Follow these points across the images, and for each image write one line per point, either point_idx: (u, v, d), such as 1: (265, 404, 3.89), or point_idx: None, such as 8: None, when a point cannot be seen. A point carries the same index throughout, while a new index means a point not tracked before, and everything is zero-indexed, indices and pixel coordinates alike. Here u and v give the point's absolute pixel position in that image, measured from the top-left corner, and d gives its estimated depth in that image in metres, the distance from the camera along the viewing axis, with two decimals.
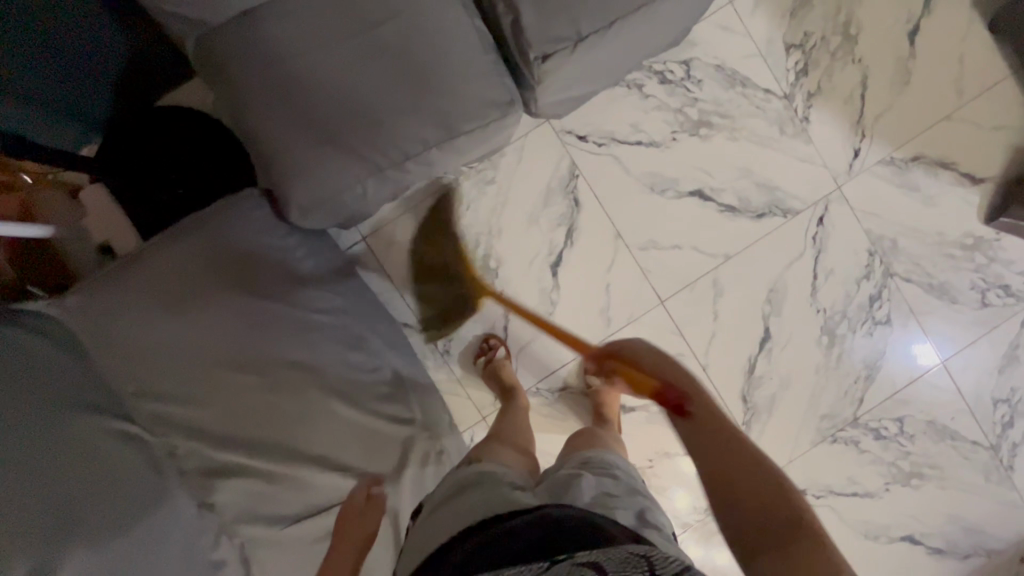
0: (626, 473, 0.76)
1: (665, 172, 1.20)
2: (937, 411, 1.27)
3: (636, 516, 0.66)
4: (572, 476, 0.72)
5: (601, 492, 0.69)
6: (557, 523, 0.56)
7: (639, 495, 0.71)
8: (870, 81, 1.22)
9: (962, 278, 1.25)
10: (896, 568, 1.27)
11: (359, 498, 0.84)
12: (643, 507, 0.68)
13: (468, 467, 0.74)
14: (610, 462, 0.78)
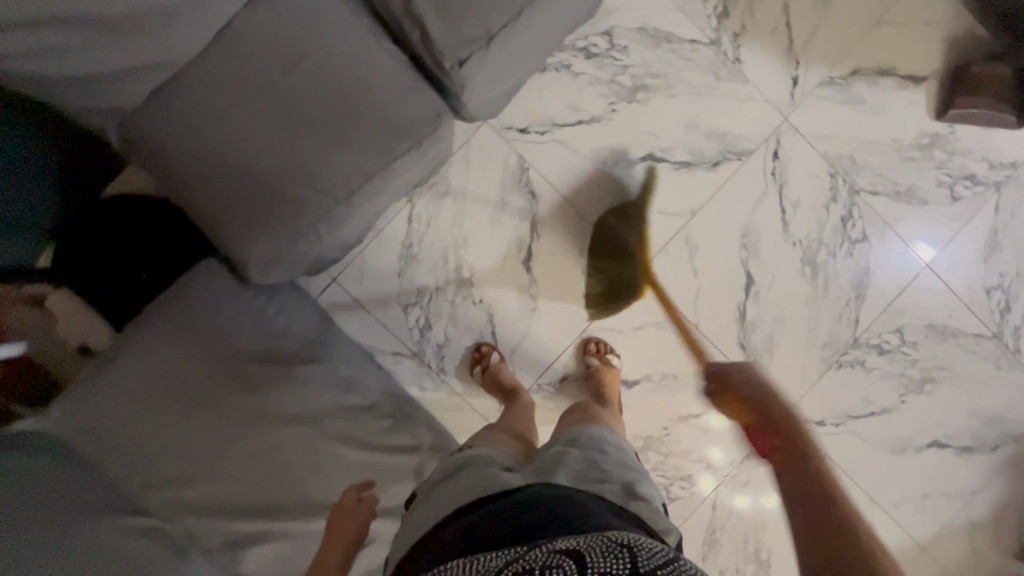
0: (619, 449, 0.77)
1: (613, 144, 1.20)
2: (934, 313, 1.27)
3: (622, 488, 0.67)
4: (560, 452, 0.73)
5: (589, 467, 0.70)
6: (543, 507, 0.57)
7: (629, 470, 0.71)
8: (792, 7, 1.22)
9: (927, 178, 1.25)
10: (929, 475, 1.28)
11: (350, 500, 0.89)
12: (632, 480, 0.69)
13: (462, 453, 0.77)
14: (602, 437, 0.79)
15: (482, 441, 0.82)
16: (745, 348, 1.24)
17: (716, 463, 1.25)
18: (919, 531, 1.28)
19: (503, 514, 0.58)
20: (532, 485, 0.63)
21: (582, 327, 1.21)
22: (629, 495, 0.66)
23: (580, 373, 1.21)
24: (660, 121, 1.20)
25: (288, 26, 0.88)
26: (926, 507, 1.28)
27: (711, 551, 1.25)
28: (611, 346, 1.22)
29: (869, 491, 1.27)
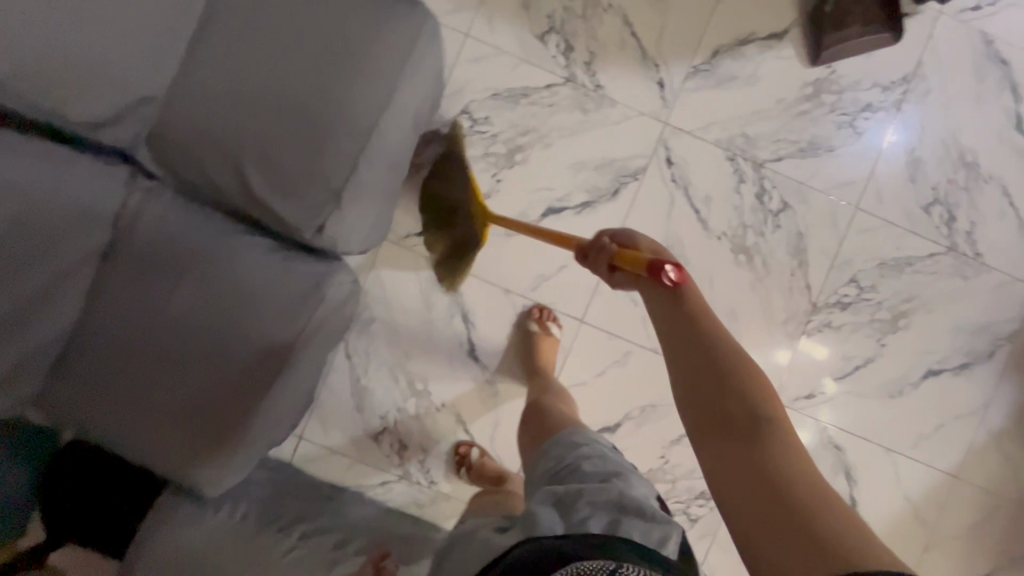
0: (596, 451, 0.83)
1: (510, 212, 1.20)
2: (882, 249, 1.24)
3: (607, 510, 0.72)
4: (539, 499, 0.77)
5: (574, 492, 0.75)
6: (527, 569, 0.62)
7: (611, 478, 0.76)
8: (631, 16, 1.19)
9: (825, 124, 1.22)
10: (936, 405, 1.26)
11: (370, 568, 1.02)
12: (613, 489, 0.74)
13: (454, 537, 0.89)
14: (570, 445, 0.86)
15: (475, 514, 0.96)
16: None
17: None
18: (945, 462, 1.26)
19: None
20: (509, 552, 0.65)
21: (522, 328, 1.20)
22: (617, 517, 0.71)
23: (523, 337, 1.22)
24: (546, 175, 1.20)
25: (150, 258, 0.89)
26: (944, 436, 1.26)
27: None
28: (550, 308, 1.22)
29: (883, 441, 1.25)
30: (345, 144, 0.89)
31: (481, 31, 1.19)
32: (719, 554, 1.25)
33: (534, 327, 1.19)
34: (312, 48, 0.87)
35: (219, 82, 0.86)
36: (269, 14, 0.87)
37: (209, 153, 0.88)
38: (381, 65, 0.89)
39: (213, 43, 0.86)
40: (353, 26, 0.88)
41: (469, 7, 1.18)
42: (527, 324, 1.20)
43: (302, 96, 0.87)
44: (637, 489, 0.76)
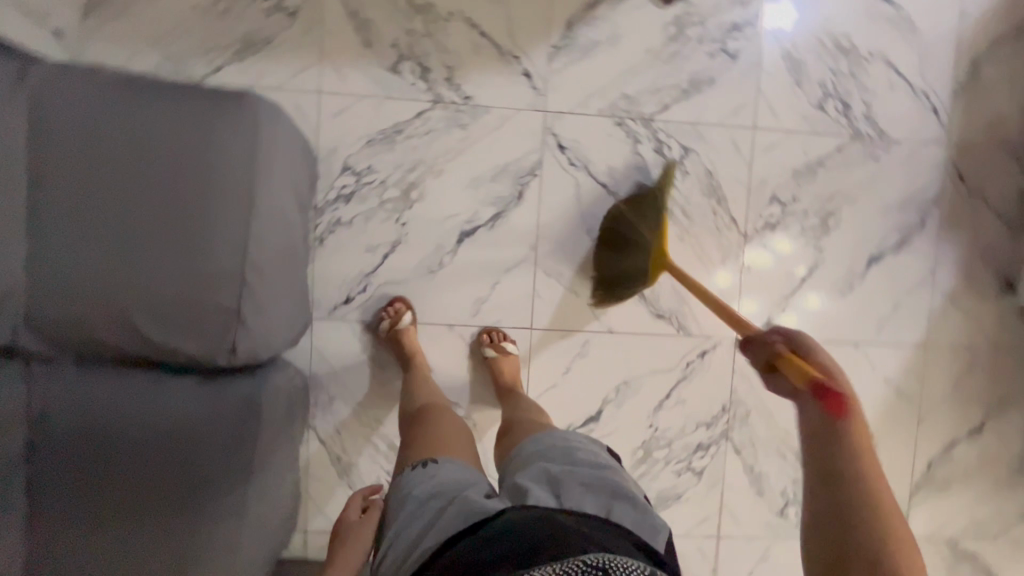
0: (587, 446, 0.81)
1: (426, 251, 1.18)
2: (791, 160, 1.24)
3: (598, 493, 0.71)
4: (525, 476, 0.75)
5: (567, 472, 0.74)
6: (537, 525, 0.63)
7: (605, 470, 0.75)
8: (474, 17, 1.15)
9: (699, 58, 1.20)
10: (886, 288, 1.28)
11: (354, 511, 0.92)
12: (606, 476, 0.74)
13: (426, 483, 0.77)
14: (559, 435, 0.84)
15: (446, 460, 0.82)
16: (661, 314, 1.24)
17: (716, 385, 1.27)
18: (911, 337, 1.30)
19: (478, 546, 0.62)
20: (508, 511, 0.67)
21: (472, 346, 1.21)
22: (609, 501, 0.70)
23: (482, 363, 1.22)
24: (448, 202, 1.18)
25: (81, 435, 0.88)
26: (903, 314, 1.29)
27: (761, 485, 1.29)
28: (497, 327, 1.21)
29: (848, 337, 1.28)
30: (227, 256, 0.87)
31: (332, 83, 1.14)
32: (733, 495, 1.29)
33: (489, 352, 1.18)
34: (162, 175, 0.86)
35: (80, 241, 0.84)
36: (103, 157, 0.85)
37: (95, 318, 0.86)
38: (233, 167, 0.88)
39: (57, 208, 0.84)
40: (193, 140, 0.87)
41: (312, 64, 1.13)
42: (482, 350, 1.19)
43: (169, 225, 0.86)
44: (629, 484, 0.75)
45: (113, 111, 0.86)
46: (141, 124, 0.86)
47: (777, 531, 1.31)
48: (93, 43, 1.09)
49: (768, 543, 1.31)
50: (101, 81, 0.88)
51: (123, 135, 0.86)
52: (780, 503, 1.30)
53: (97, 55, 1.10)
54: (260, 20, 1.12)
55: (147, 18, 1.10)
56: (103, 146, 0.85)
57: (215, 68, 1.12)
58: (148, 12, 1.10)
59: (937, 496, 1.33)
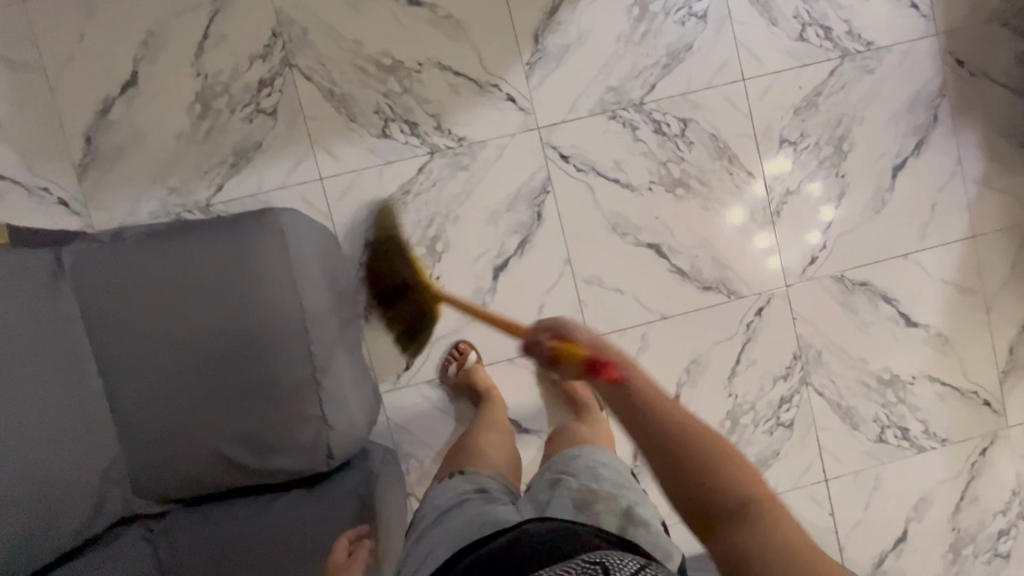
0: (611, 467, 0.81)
1: (467, 295, 1.19)
2: (788, 98, 1.23)
3: (618, 509, 0.72)
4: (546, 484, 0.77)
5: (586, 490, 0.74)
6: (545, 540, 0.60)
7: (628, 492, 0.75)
8: (444, 59, 1.16)
9: (670, 28, 1.19)
10: (916, 191, 1.27)
11: (344, 551, 0.88)
12: (625, 497, 0.74)
13: (449, 495, 0.78)
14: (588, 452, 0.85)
15: (472, 472, 0.83)
16: (707, 286, 1.24)
17: (780, 336, 1.26)
18: (956, 232, 1.29)
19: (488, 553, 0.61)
20: (525, 523, 0.66)
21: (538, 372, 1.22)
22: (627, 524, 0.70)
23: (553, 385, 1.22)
24: (472, 243, 1.19)
25: None
26: (941, 212, 1.28)
27: (851, 418, 1.29)
28: None
29: (894, 251, 1.28)
30: (295, 369, 0.89)
31: (330, 166, 1.15)
32: (828, 435, 1.29)
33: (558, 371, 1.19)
34: (206, 315, 0.87)
35: (156, 401, 0.86)
36: (150, 315, 0.86)
37: (196, 467, 0.89)
38: (273, 283, 0.88)
39: (126, 377, 0.86)
40: (227, 270, 0.88)
41: (306, 154, 1.15)
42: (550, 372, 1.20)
43: (232, 359, 0.87)
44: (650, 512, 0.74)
45: (145, 269, 0.87)
46: (174, 273, 0.87)
47: (880, 457, 1.30)
48: (98, 199, 1.11)
49: (875, 471, 1.31)
50: (126, 243, 0.89)
51: (159, 288, 0.86)
52: (875, 429, 1.30)
53: (105, 209, 1.11)
54: (245, 128, 1.13)
55: (140, 160, 1.12)
56: (147, 305, 0.86)
57: (217, 187, 1.13)
58: (140, 154, 1.11)
59: None
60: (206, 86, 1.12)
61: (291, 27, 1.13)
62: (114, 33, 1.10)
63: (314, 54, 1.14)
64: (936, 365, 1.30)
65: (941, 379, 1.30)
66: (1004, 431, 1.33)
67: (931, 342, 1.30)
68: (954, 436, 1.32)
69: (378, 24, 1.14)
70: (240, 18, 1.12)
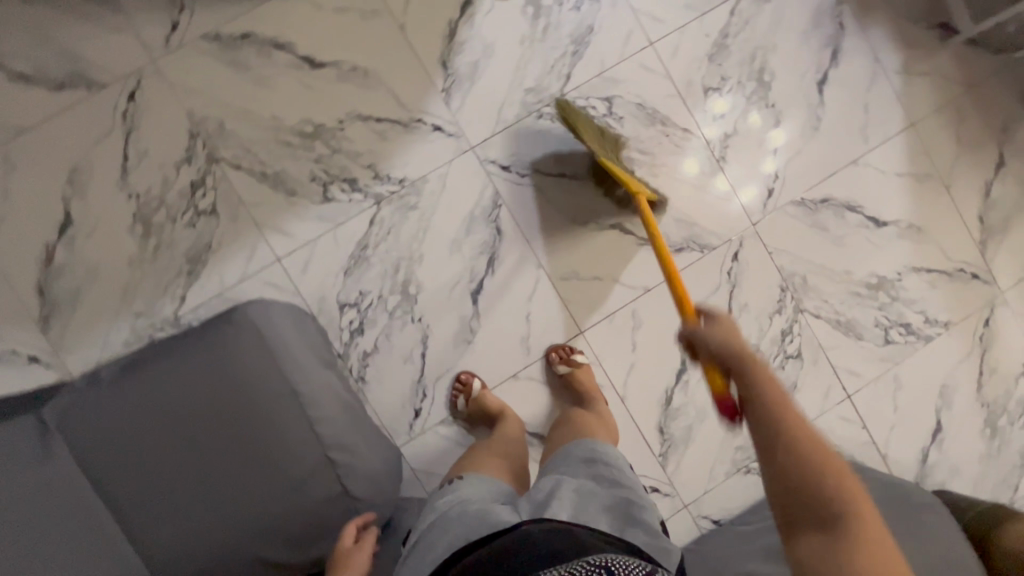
0: (607, 456, 0.82)
1: (454, 326, 1.20)
2: (699, 48, 1.26)
3: (611, 512, 0.72)
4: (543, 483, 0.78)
5: (582, 486, 0.75)
6: (545, 543, 0.61)
7: (626, 490, 0.76)
8: (363, 110, 1.17)
9: (567, 16, 1.22)
10: (845, 98, 1.30)
11: (351, 538, 0.91)
12: (618, 498, 0.74)
13: (448, 498, 0.79)
14: (584, 446, 0.86)
15: (470, 477, 0.84)
16: (679, 247, 1.25)
17: (762, 272, 1.28)
18: (896, 124, 1.31)
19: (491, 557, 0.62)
20: (523, 524, 0.66)
21: (545, 378, 1.22)
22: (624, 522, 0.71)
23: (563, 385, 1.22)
24: (444, 275, 1.19)
25: None
26: (875, 110, 1.31)
27: (854, 330, 1.30)
28: (556, 345, 1.22)
29: (844, 160, 1.30)
30: (306, 449, 0.89)
31: (285, 244, 1.15)
32: (838, 353, 1.30)
33: (562, 366, 1.19)
34: (205, 428, 0.86)
35: (180, 527, 0.85)
36: (149, 445, 0.85)
37: None
38: (259, 373, 0.88)
39: (142, 512, 0.85)
40: (210, 374, 0.88)
41: (258, 240, 1.15)
42: (555, 368, 1.20)
43: (243, 458, 0.87)
44: (649, 514, 0.72)
45: (129, 401, 0.86)
46: (160, 397, 0.86)
47: (892, 358, 1.32)
48: (67, 345, 1.10)
49: (892, 373, 1.32)
50: (103, 382, 0.88)
51: (149, 415, 0.86)
52: (879, 333, 1.31)
53: (77, 353, 1.10)
54: (192, 234, 1.13)
55: (97, 296, 1.11)
56: (143, 434, 0.85)
57: (181, 298, 1.13)
58: (95, 289, 1.11)
59: (1004, 240, 1.35)
60: (141, 205, 1.12)
61: (207, 123, 1.13)
62: (36, 182, 1.09)
63: (237, 142, 1.14)
64: (916, 255, 1.32)
65: (926, 267, 1.32)
66: (1000, 297, 1.35)
67: (905, 235, 1.32)
68: (956, 316, 1.34)
69: (290, 95, 1.15)
70: (155, 129, 1.12)
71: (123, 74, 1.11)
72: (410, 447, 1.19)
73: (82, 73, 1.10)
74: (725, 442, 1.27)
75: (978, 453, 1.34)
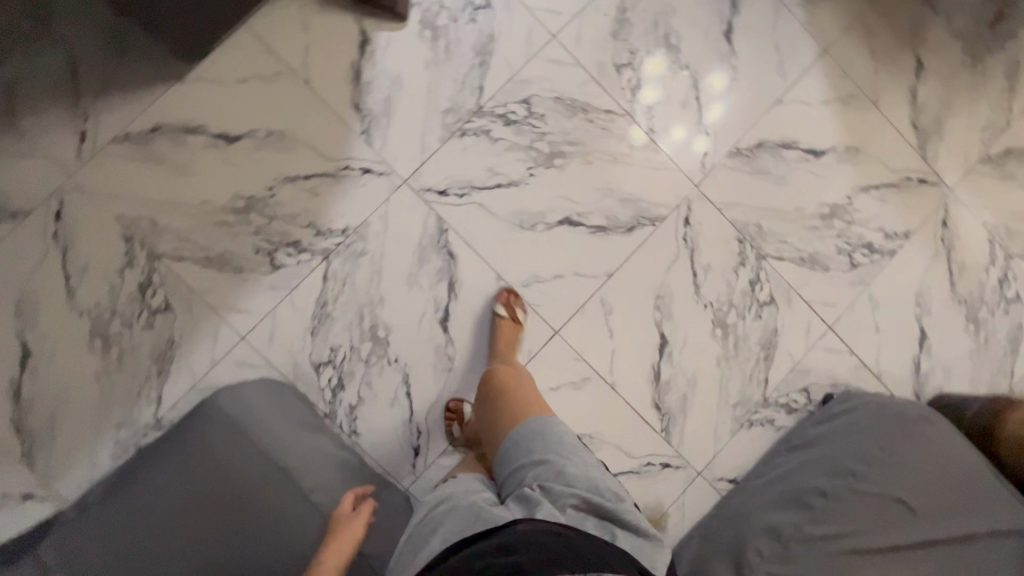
0: (577, 449, 0.85)
1: (431, 357, 1.20)
2: (600, 29, 1.26)
3: (592, 514, 0.76)
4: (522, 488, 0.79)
5: (564, 488, 0.77)
6: (551, 547, 0.66)
7: (604, 485, 0.79)
8: (289, 171, 1.17)
9: (464, 30, 1.22)
10: (754, 42, 1.31)
11: (349, 504, 0.93)
12: (598, 499, 0.77)
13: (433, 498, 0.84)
14: (553, 435, 0.86)
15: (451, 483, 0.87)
16: (630, 225, 1.26)
17: (716, 230, 1.29)
18: (810, 55, 1.33)
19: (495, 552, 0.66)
20: (516, 523, 0.70)
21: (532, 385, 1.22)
22: (609, 521, 0.76)
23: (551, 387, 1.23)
24: (409, 311, 1.20)
25: None
26: (786, 46, 1.32)
27: (819, 263, 1.32)
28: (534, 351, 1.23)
29: (768, 101, 1.31)
30: (303, 510, 0.91)
31: (246, 321, 1.15)
32: (809, 288, 1.31)
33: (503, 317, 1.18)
34: (195, 521, 0.86)
35: None
36: (145, 556, 0.84)
37: None
38: (245, 467, 0.90)
39: None
40: (198, 479, 0.88)
41: (219, 324, 1.15)
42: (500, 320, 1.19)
43: (231, 567, 0.85)
44: (630, 506, 0.78)
45: (117, 520, 0.86)
46: (145, 504, 0.87)
47: (862, 279, 1.33)
48: (55, 474, 1.09)
49: (866, 294, 1.33)
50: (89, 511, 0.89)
51: (140, 526, 0.86)
52: (844, 259, 1.33)
53: (66, 480, 1.10)
54: (152, 334, 1.13)
55: (72, 419, 1.10)
56: (138, 559, 0.84)
57: (157, 399, 1.13)
58: (69, 413, 1.10)
59: (941, 140, 1.37)
60: (95, 319, 1.11)
61: (138, 223, 1.13)
62: None
63: (172, 234, 1.14)
64: (861, 176, 1.34)
65: (873, 184, 1.34)
66: (951, 195, 1.37)
67: (845, 158, 1.33)
68: (913, 224, 1.35)
69: (212, 174, 1.15)
70: (88, 242, 1.12)
71: (44, 196, 1.11)
72: (418, 486, 1.19)
73: (2, 206, 1.10)
74: (721, 402, 1.28)
75: (966, 350, 1.36)
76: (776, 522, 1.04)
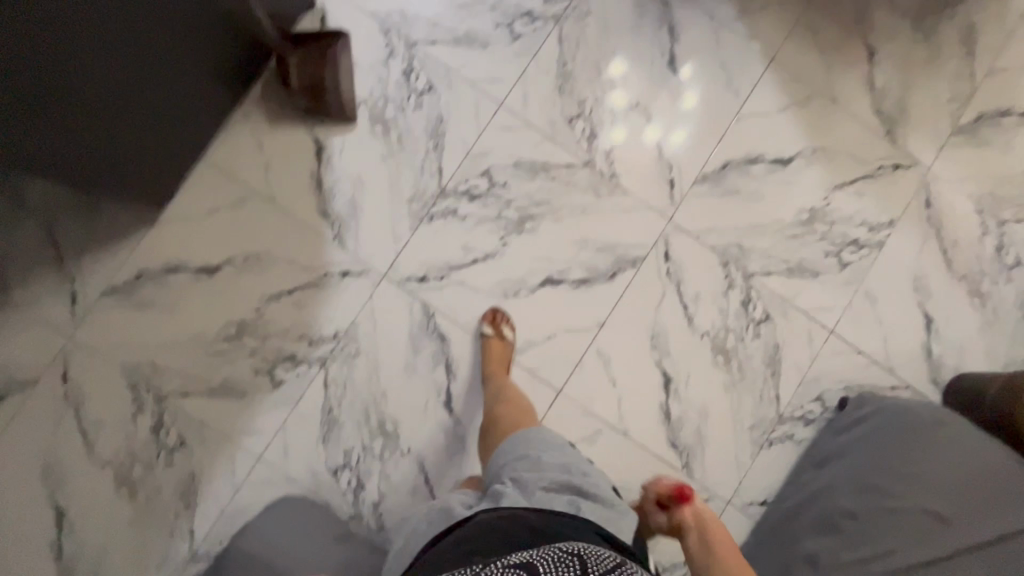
0: (552, 439, 0.86)
1: (442, 441, 1.22)
2: (544, 89, 1.27)
3: (563, 493, 0.77)
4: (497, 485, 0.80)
5: (536, 478, 0.78)
6: (505, 531, 0.66)
7: (574, 464, 0.80)
8: (272, 289, 1.20)
9: (413, 118, 1.24)
10: (699, 68, 1.31)
11: None
12: (567, 481, 0.78)
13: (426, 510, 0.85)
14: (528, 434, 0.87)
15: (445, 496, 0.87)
16: (611, 273, 1.27)
17: (698, 260, 1.29)
18: (757, 68, 1.32)
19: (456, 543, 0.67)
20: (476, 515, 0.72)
21: None
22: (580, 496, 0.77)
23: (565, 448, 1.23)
24: (412, 400, 1.22)
25: None
26: (732, 64, 1.31)
27: (807, 270, 1.31)
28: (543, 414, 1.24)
29: (725, 123, 1.31)
30: None
31: (260, 441, 1.19)
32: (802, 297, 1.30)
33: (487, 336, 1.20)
34: None
35: None
36: None
37: None
38: None
39: None
40: None
41: (234, 449, 1.18)
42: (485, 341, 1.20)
43: None
44: (596, 479, 0.80)
45: None
46: None
47: (855, 277, 1.32)
48: None
49: (862, 291, 1.32)
50: None
51: None
52: (832, 261, 1.31)
53: None
54: (173, 472, 1.16)
55: (114, 568, 1.14)
56: None
57: (191, 533, 1.16)
58: (110, 563, 1.14)
59: (908, 122, 1.35)
60: (118, 468, 1.15)
61: (141, 368, 1.17)
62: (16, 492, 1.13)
63: (174, 372, 1.17)
64: (833, 175, 1.32)
65: (847, 181, 1.32)
66: (929, 174, 1.34)
67: (813, 161, 1.32)
68: (897, 211, 1.33)
69: (201, 308, 1.18)
70: (98, 396, 1.16)
71: (49, 362, 1.15)
72: None
73: (12, 380, 1.14)
74: (737, 427, 1.27)
75: (976, 327, 1.33)
76: (811, 552, 1.03)
